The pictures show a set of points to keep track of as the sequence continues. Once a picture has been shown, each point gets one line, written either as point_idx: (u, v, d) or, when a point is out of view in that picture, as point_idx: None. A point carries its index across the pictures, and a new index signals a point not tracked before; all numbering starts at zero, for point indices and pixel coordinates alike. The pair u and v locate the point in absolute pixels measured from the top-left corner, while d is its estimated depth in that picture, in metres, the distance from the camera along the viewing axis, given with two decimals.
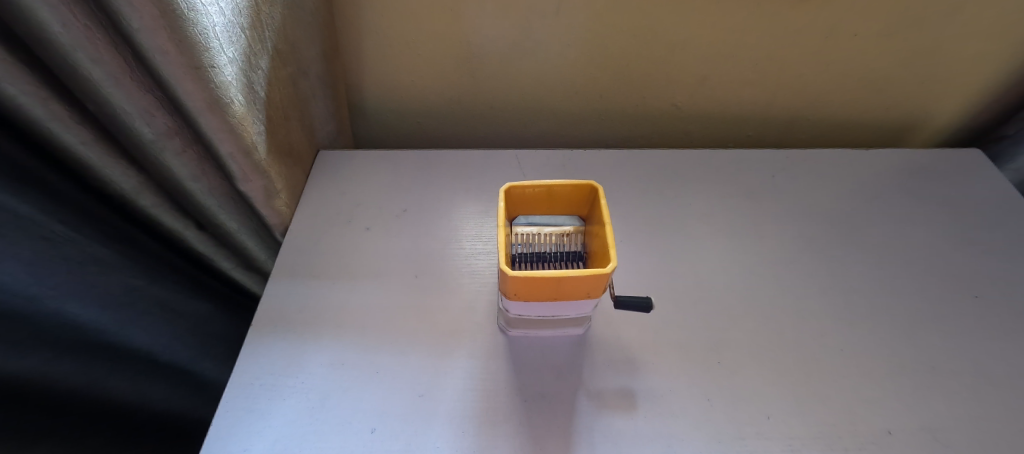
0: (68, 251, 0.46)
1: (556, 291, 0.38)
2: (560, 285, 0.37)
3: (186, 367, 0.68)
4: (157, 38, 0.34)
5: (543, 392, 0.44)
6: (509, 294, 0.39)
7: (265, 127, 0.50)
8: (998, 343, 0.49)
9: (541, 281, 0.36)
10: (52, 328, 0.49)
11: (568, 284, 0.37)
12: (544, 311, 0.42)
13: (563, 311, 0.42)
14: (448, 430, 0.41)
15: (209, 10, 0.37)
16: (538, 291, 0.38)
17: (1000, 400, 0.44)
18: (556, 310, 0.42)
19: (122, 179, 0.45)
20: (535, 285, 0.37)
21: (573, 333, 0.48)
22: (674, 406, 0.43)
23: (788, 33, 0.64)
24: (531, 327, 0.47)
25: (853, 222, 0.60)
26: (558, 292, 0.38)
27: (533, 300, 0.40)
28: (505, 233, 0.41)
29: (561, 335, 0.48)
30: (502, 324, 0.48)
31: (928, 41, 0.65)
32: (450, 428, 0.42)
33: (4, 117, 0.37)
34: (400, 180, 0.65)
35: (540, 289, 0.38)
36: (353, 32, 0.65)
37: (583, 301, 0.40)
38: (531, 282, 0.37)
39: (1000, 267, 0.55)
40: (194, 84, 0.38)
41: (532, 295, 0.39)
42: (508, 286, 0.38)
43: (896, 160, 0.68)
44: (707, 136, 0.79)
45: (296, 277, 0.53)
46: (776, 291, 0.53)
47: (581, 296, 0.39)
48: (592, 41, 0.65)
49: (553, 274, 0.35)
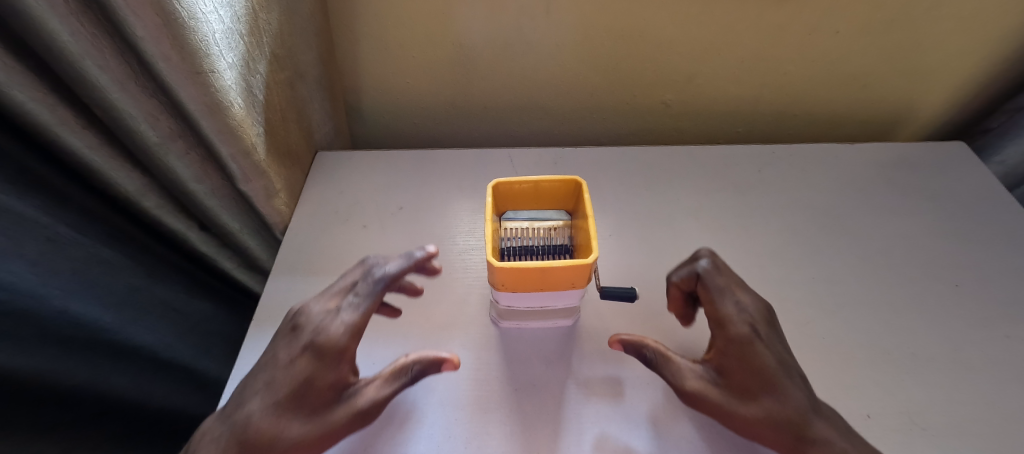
0: (73, 252, 0.48)
1: (543, 282, 0.40)
2: (546, 276, 0.39)
3: (190, 367, 0.69)
4: (160, 45, 0.36)
5: (533, 380, 0.46)
6: (496, 287, 0.41)
7: (263, 129, 0.52)
8: (976, 328, 0.50)
9: (526, 271, 0.38)
10: (57, 329, 0.50)
11: (551, 274, 0.39)
12: (532, 301, 0.43)
13: (550, 302, 0.44)
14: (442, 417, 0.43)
15: (208, 18, 0.39)
16: (524, 282, 0.40)
17: (978, 385, 0.46)
18: (545, 301, 0.43)
19: (127, 182, 0.47)
20: (522, 277, 0.39)
21: (566, 323, 0.49)
22: (660, 393, 0.45)
23: (771, 31, 0.66)
24: (522, 316, 0.48)
25: (836, 216, 0.61)
26: (544, 282, 0.40)
27: (521, 291, 0.41)
28: (493, 227, 0.42)
29: (553, 326, 0.50)
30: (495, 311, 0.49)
31: (909, 37, 0.67)
32: (445, 411, 0.43)
33: (13, 122, 0.39)
34: (397, 179, 0.67)
35: (526, 280, 0.39)
36: (348, 36, 0.67)
37: (569, 291, 0.42)
38: (518, 273, 0.38)
39: (982, 257, 0.56)
40: (195, 89, 0.40)
41: (519, 287, 0.40)
42: (496, 277, 0.39)
43: (881, 154, 0.70)
44: (698, 133, 0.80)
45: (295, 274, 0.55)
46: (761, 283, 0.54)
47: (567, 286, 0.41)
48: (581, 42, 0.67)
49: (536, 263, 0.37)
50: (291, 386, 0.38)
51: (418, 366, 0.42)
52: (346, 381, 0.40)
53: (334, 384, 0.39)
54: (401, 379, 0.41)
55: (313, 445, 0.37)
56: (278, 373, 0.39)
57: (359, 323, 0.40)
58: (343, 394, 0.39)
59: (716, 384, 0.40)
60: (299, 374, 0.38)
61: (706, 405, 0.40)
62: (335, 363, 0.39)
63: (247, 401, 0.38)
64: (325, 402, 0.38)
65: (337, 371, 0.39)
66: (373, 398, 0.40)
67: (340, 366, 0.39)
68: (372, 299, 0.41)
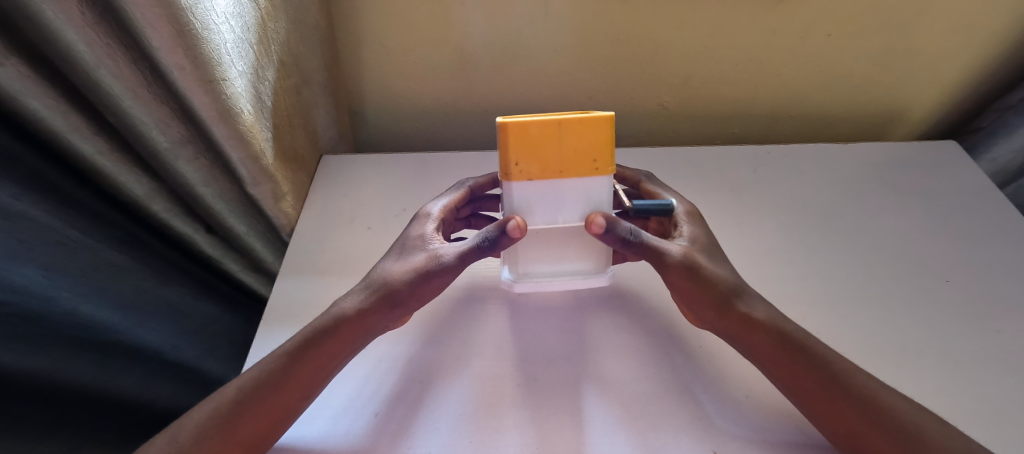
0: (82, 255, 0.49)
1: (562, 152, 0.39)
2: (563, 141, 0.39)
3: (196, 368, 0.66)
4: (175, 55, 0.39)
5: (535, 376, 0.47)
6: (509, 171, 0.40)
7: (271, 134, 0.55)
8: (967, 322, 0.51)
9: (546, 128, 0.38)
10: (65, 328, 0.51)
11: (569, 139, 0.39)
12: (554, 211, 0.42)
13: (563, 212, 0.42)
14: (456, 414, 0.43)
15: (220, 29, 0.43)
16: (541, 157, 0.39)
17: (967, 376, 0.47)
18: (562, 210, 0.42)
19: (136, 185, 0.48)
20: (539, 140, 0.38)
21: (591, 277, 0.47)
22: (658, 388, 0.46)
23: (763, 35, 0.68)
24: (542, 267, 0.46)
25: (829, 214, 0.63)
26: (563, 152, 0.39)
27: (542, 172, 0.40)
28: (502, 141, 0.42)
29: (579, 280, 0.47)
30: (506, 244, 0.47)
31: (896, 39, 0.69)
32: (461, 401, 0.45)
33: (14, 119, 0.41)
34: (400, 183, 0.68)
35: (544, 149, 0.39)
36: (351, 42, 0.69)
37: (592, 174, 0.41)
38: (534, 138, 0.38)
39: (971, 253, 0.58)
40: (207, 96, 0.43)
41: (537, 170, 0.40)
42: (513, 152, 0.39)
43: (872, 152, 0.71)
44: (698, 134, 0.80)
45: (302, 273, 0.57)
46: (758, 280, 0.55)
47: (590, 168, 0.40)
48: (579, 47, 0.69)
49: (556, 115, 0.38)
50: (399, 244, 0.48)
51: (488, 234, 0.41)
52: (433, 238, 0.47)
53: (425, 238, 0.47)
54: (475, 239, 0.43)
55: (408, 280, 0.44)
56: (396, 242, 0.49)
57: (450, 205, 0.52)
58: (430, 244, 0.46)
59: (693, 245, 0.47)
60: (407, 234, 0.49)
61: (697, 262, 0.45)
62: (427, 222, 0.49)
63: (378, 261, 0.48)
64: (418, 249, 0.46)
65: (429, 227, 0.48)
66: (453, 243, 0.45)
67: (432, 224, 0.49)
68: (460, 191, 0.54)
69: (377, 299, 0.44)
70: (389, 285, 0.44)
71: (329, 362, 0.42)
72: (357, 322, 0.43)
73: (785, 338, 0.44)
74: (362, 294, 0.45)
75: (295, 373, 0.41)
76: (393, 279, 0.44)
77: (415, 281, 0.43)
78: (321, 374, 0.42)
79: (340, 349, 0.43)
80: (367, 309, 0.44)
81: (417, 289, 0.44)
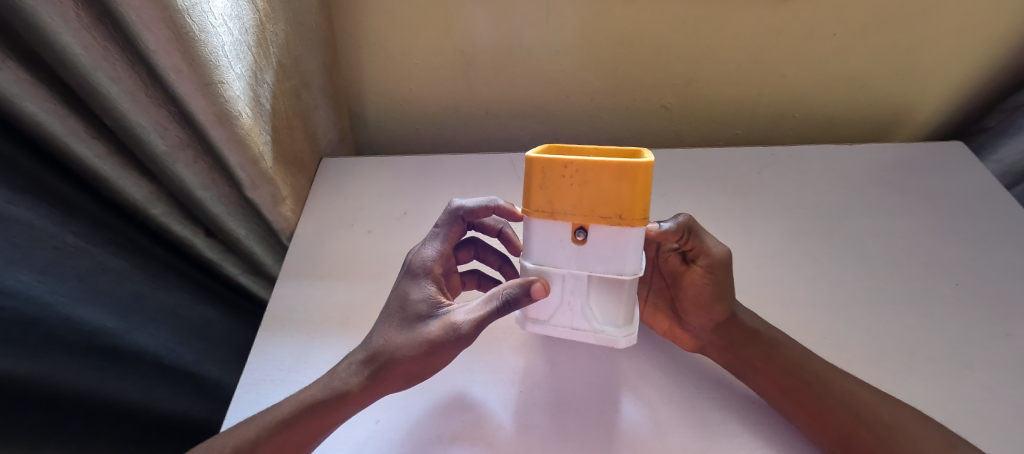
0: (79, 260, 0.49)
1: None
2: None
3: (195, 373, 0.65)
4: (172, 58, 0.39)
5: (538, 382, 0.49)
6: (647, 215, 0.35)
7: (270, 137, 0.54)
8: (977, 326, 0.51)
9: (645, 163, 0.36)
10: (63, 333, 0.50)
11: None
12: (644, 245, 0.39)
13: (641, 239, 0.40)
14: (435, 438, 0.45)
15: (218, 31, 0.43)
16: None
17: (976, 380, 0.46)
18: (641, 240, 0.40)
19: (135, 190, 0.48)
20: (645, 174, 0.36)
21: None
22: (660, 395, 0.47)
23: (767, 35, 0.68)
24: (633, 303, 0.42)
25: (835, 217, 0.62)
26: None
27: None
28: (598, 190, 0.35)
29: None
30: (576, 302, 0.39)
31: (901, 37, 0.68)
32: (446, 420, 0.46)
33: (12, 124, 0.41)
34: (401, 186, 0.67)
35: None
36: (351, 44, 0.69)
37: None
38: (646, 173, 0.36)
39: (982, 255, 0.57)
40: (204, 99, 0.43)
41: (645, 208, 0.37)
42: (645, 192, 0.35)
43: (880, 152, 0.69)
44: (701, 137, 0.79)
45: (303, 278, 0.57)
46: (761, 284, 0.55)
47: None
48: (581, 47, 0.68)
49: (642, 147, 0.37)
50: (398, 308, 0.43)
51: (510, 292, 0.38)
52: (438, 300, 0.43)
53: (430, 301, 0.42)
54: (492, 302, 0.39)
55: (416, 357, 0.40)
56: (390, 304, 0.44)
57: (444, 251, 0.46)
58: (435, 311, 0.42)
59: None
60: (402, 295, 0.44)
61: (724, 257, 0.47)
62: (421, 281, 0.44)
63: (374, 328, 0.44)
64: (425, 317, 0.41)
65: (428, 289, 0.43)
66: (462, 307, 0.41)
67: (430, 284, 0.44)
68: (453, 227, 0.48)
69: (385, 376, 0.41)
70: (395, 364, 0.41)
71: (341, 418, 0.41)
72: (364, 396, 0.41)
73: (779, 353, 0.47)
74: (364, 368, 0.42)
75: (293, 431, 0.40)
76: (398, 357, 0.40)
77: (429, 354, 0.40)
78: (320, 427, 0.41)
79: (341, 411, 0.41)
80: (374, 383, 0.41)
81: (429, 361, 0.41)
